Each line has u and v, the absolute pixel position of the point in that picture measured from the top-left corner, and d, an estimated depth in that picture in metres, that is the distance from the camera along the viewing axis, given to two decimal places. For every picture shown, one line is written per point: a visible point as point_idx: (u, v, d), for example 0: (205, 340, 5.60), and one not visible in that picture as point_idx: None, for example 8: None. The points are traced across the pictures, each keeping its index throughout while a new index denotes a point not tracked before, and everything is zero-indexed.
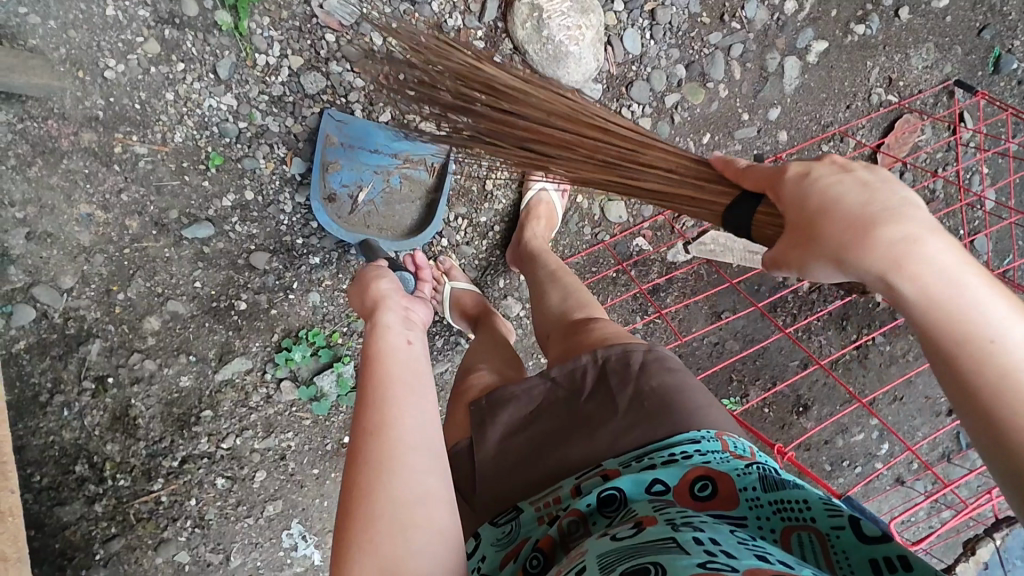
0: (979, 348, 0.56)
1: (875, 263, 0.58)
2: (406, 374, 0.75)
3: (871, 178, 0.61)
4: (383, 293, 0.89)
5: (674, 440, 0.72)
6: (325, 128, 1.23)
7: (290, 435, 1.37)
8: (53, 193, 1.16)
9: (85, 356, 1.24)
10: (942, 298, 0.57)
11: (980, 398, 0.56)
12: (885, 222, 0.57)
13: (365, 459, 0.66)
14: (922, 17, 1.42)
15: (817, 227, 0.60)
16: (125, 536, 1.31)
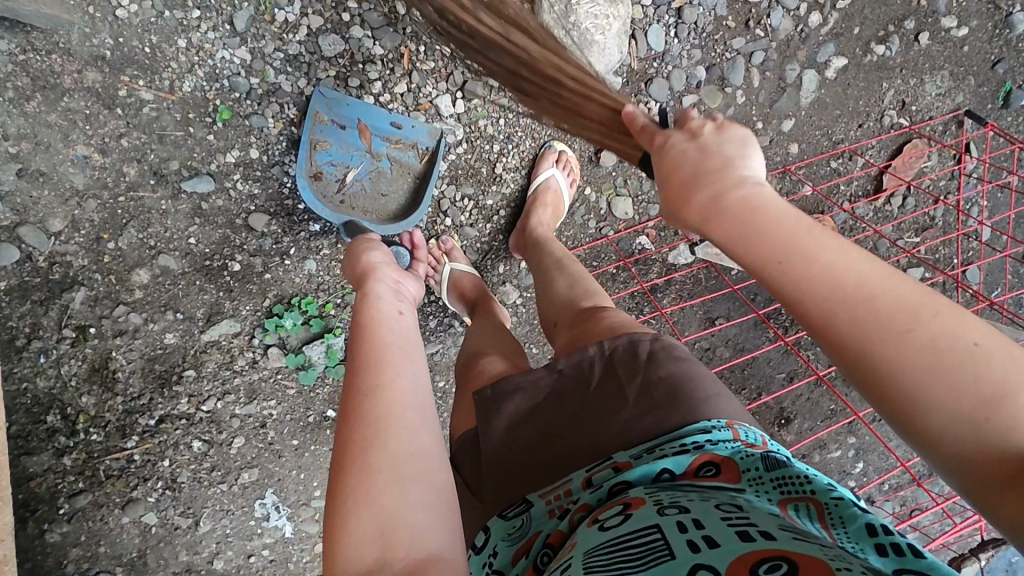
0: (861, 312, 0.52)
1: (746, 240, 0.58)
2: (401, 341, 0.74)
3: (719, 144, 0.64)
4: (374, 267, 0.87)
5: (685, 430, 0.70)
6: (314, 105, 1.20)
7: (273, 403, 1.35)
8: (50, 130, 1.11)
9: (67, 304, 1.20)
10: (798, 253, 0.55)
11: (878, 361, 0.51)
12: (723, 183, 0.60)
13: (360, 417, 0.64)
14: (940, 44, 1.43)
15: (674, 189, 0.64)
16: (93, 492, 1.27)
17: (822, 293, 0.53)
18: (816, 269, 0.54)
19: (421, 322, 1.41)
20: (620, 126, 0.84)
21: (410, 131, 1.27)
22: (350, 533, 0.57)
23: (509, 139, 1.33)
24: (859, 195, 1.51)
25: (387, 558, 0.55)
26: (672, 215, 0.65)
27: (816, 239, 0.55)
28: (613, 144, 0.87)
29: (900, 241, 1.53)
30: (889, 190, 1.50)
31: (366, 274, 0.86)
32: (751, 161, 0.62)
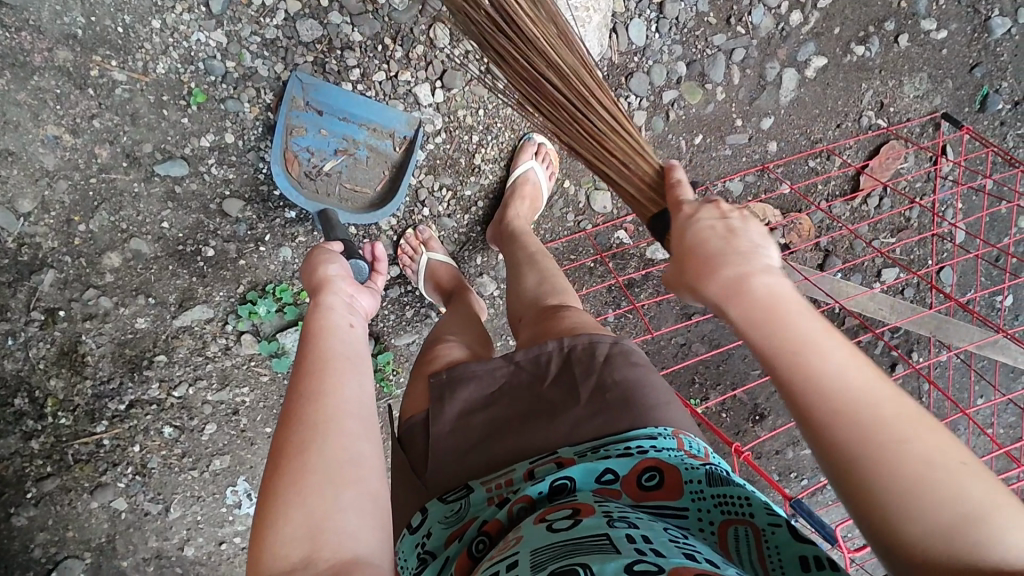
0: (837, 395, 0.54)
1: (758, 316, 0.60)
2: (348, 349, 0.74)
3: (737, 227, 0.68)
4: (329, 277, 0.86)
5: (631, 434, 0.74)
6: (290, 90, 1.19)
7: (245, 390, 1.34)
8: (19, 109, 1.10)
9: (37, 286, 1.18)
10: (790, 332, 0.58)
11: (835, 440, 0.53)
12: (749, 269, 0.63)
13: (301, 419, 0.64)
14: (920, 46, 1.44)
15: (687, 259, 0.68)
16: (60, 477, 1.26)
17: (818, 387, 0.55)
18: (825, 373, 0.55)
19: (397, 312, 1.40)
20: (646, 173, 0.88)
21: (387, 120, 1.26)
22: (278, 533, 0.57)
23: (488, 131, 1.33)
24: (836, 194, 1.52)
25: (314, 559, 0.56)
26: (682, 283, 0.69)
27: (830, 357, 0.56)
28: (636, 196, 0.89)
29: (875, 241, 1.55)
30: (866, 190, 1.51)
31: (320, 284, 0.85)
32: (764, 245, 0.67)
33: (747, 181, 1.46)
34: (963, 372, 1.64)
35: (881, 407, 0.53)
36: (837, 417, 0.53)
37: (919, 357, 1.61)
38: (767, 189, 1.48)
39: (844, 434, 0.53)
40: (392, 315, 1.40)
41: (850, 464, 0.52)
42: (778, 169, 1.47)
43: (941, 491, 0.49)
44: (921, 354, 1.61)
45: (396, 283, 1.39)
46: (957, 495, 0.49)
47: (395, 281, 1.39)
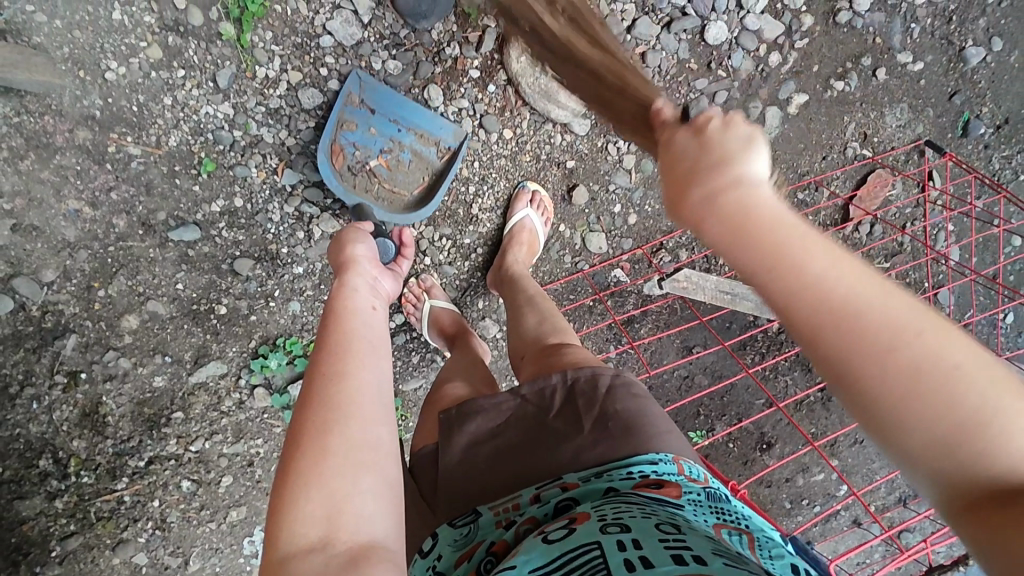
0: (849, 318, 0.43)
1: (748, 250, 0.46)
2: (367, 332, 0.79)
3: (718, 135, 0.51)
4: (355, 259, 0.92)
5: (633, 459, 0.79)
6: (348, 85, 1.24)
7: (260, 441, 1.38)
8: (43, 187, 1.17)
9: (59, 350, 1.24)
10: (780, 258, 0.45)
11: (872, 392, 0.42)
12: (723, 174, 0.49)
13: (321, 397, 0.68)
14: (898, 78, 1.49)
15: (681, 182, 0.51)
16: (83, 534, 1.30)
17: (831, 332, 0.43)
18: (827, 293, 0.43)
19: (404, 359, 1.45)
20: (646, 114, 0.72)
21: (436, 129, 1.30)
22: (294, 506, 0.60)
23: (484, 181, 1.39)
24: (827, 224, 1.56)
25: (332, 540, 0.59)
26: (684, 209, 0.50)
27: (826, 272, 0.44)
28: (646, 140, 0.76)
29: None
30: (855, 220, 1.55)
31: (346, 265, 0.90)
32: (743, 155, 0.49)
33: None
34: None
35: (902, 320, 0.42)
36: (837, 330, 0.43)
37: None
38: None
39: (878, 374, 0.42)
40: (399, 362, 1.44)
41: (866, 397, 0.43)
42: None
43: (955, 415, 0.41)
44: None
45: (402, 330, 1.44)
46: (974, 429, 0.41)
47: (400, 329, 1.43)
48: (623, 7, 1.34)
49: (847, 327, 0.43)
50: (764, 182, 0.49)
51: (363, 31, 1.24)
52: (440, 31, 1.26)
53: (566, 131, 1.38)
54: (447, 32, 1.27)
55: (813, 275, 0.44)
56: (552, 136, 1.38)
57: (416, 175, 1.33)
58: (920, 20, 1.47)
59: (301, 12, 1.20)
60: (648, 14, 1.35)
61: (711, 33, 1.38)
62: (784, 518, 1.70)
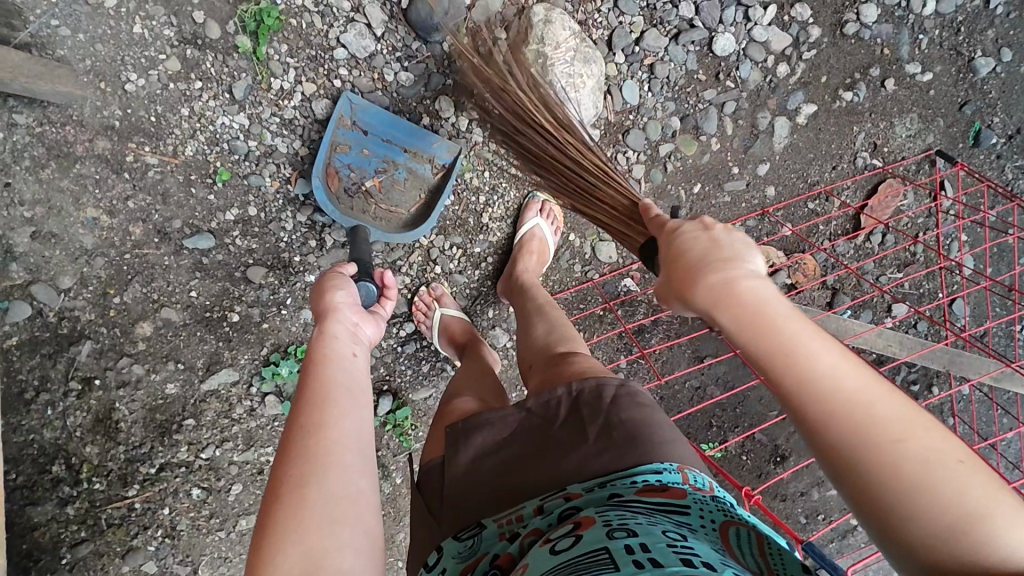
0: (825, 393, 0.59)
1: (743, 321, 0.65)
2: (346, 384, 0.83)
3: (719, 236, 0.75)
4: (337, 305, 0.96)
5: (637, 469, 0.79)
6: (339, 108, 1.26)
7: (270, 449, 1.38)
8: (62, 195, 1.20)
9: (75, 357, 1.26)
10: (774, 329, 0.63)
11: (831, 442, 0.58)
12: (718, 268, 0.69)
13: (299, 456, 0.72)
14: (907, 88, 1.50)
15: (681, 271, 0.73)
16: (93, 542, 1.30)
17: (811, 399, 0.59)
18: (805, 363, 0.60)
19: (414, 367, 1.45)
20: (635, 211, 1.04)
21: (429, 146, 1.32)
22: (272, 566, 0.64)
23: (494, 191, 1.40)
24: (839, 233, 1.55)
25: None
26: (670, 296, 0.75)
27: (824, 359, 0.60)
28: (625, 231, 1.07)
29: (882, 277, 1.57)
30: (867, 229, 1.54)
31: (326, 313, 0.94)
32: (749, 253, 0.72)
33: (748, 226, 1.50)
34: (986, 405, 1.63)
35: (882, 411, 0.57)
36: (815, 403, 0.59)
37: (939, 390, 1.61)
38: (769, 233, 1.52)
39: (846, 439, 0.57)
40: (409, 371, 1.44)
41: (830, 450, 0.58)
42: (778, 213, 1.51)
43: (915, 482, 0.54)
44: (941, 388, 1.60)
45: (412, 339, 1.44)
46: (950, 505, 0.52)
47: (410, 337, 1.44)
48: (632, 19, 1.36)
49: (818, 393, 0.59)
50: (766, 279, 0.68)
51: (376, 43, 1.27)
52: (451, 43, 1.29)
53: None
54: None
55: (795, 347, 0.61)
56: None
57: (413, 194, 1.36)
58: (927, 31, 1.48)
59: (316, 26, 1.23)
60: (656, 26, 1.37)
61: (719, 44, 1.40)
62: (799, 533, 1.68)
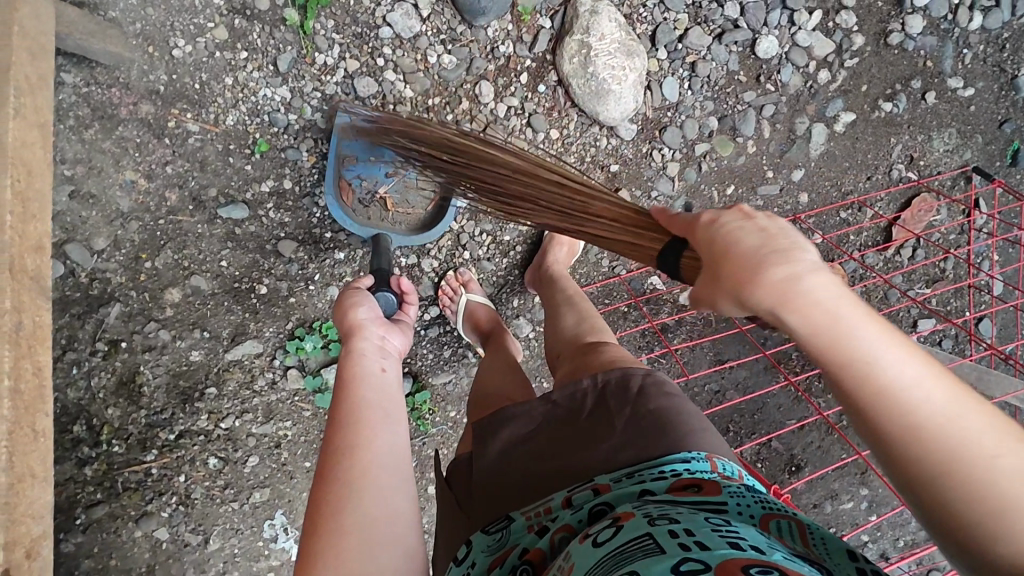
0: (901, 410, 0.56)
1: (810, 327, 0.58)
2: (378, 400, 0.81)
3: (766, 222, 0.61)
4: (360, 323, 0.90)
5: (665, 457, 0.77)
6: (338, 123, 1.21)
7: (288, 424, 1.38)
8: (103, 156, 1.21)
9: (103, 318, 1.26)
10: (840, 337, 0.57)
11: (906, 457, 0.56)
12: (781, 261, 0.58)
13: (334, 478, 0.72)
14: (947, 102, 1.48)
15: (725, 265, 0.60)
16: (109, 504, 1.31)
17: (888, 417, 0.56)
18: (874, 374, 0.56)
19: (436, 352, 1.45)
20: (628, 215, 0.85)
21: None
22: None
23: None
24: (869, 244, 1.54)
25: None
26: (709, 293, 0.63)
27: (890, 368, 0.56)
28: (632, 242, 0.83)
29: (911, 291, 1.56)
30: (899, 241, 1.53)
31: (350, 331, 0.89)
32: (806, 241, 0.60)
33: None
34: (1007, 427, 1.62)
35: (962, 427, 0.55)
36: (886, 418, 0.57)
37: None
38: None
39: (929, 459, 0.55)
40: (431, 355, 1.44)
41: (904, 464, 0.57)
42: (810, 219, 1.50)
43: (1002, 509, 0.52)
44: None
45: (436, 323, 1.44)
46: None
47: (434, 321, 1.43)
48: (677, 16, 1.36)
49: (880, 402, 0.57)
50: (828, 272, 0.58)
51: (421, 24, 1.27)
52: (496, 29, 1.29)
53: (613, 134, 1.38)
54: (503, 31, 1.30)
55: (862, 355, 0.57)
56: (599, 139, 1.38)
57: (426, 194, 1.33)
58: (971, 46, 1.46)
59: (363, 3, 1.24)
60: (700, 25, 1.37)
61: (762, 46, 1.39)
62: None
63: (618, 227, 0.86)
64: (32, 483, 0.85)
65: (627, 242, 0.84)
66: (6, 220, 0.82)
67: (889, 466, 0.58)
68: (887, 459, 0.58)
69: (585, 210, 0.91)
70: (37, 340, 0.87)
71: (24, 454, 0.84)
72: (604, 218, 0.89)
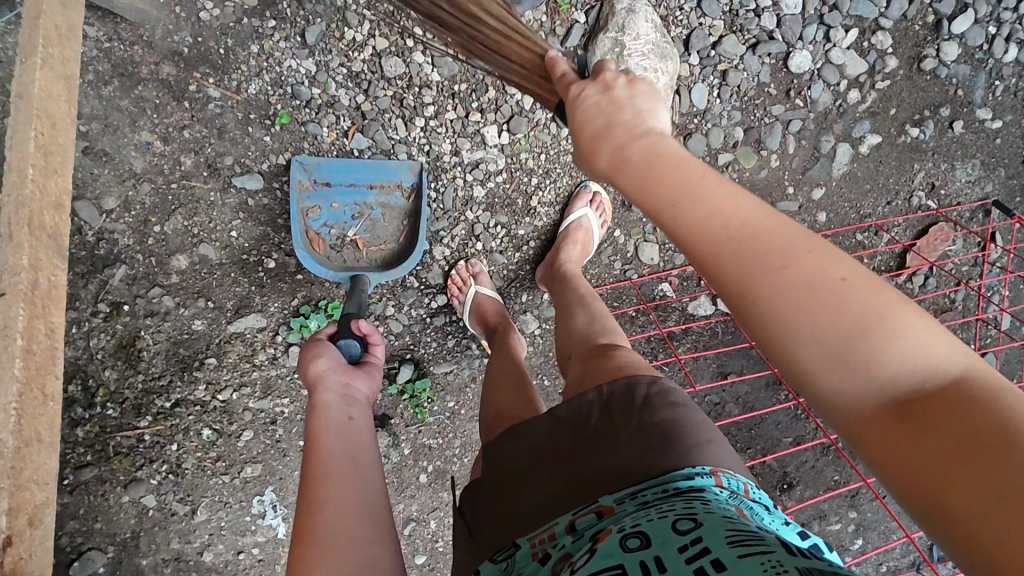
0: (749, 271, 0.54)
1: (653, 191, 0.60)
2: (345, 451, 0.80)
3: (620, 92, 0.69)
4: (321, 375, 0.90)
5: (668, 475, 0.67)
6: (295, 174, 1.26)
7: (286, 400, 1.37)
8: (120, 114, 1.19)
9: (107, 280, 1.25)
10: (680, 198, 0.58)
11: (770, 327, 0.54)
12: (625, 130, 0.65)
13: (306, 540, 0.70)
14: (974, 133, 1.47)
15: (591, 142, 0.68)
16: (98, 467, 1.30)
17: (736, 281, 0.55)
18: (717, 234, 0.56)
19: (439, 341, 1.43)
20: (542, 69, 0.89)
21: (392, 174, 1.31)
22: None
23: (547, 175, 1.37)
24: (881, 269, 1.54)
25: None
26: (585, 165, 0.70)
27: (740, 228, 0.55)
28: (539, 91, 0.92)
29: None
30: (912, 268, 1.53)
31: (313, 387, 0.89)
32: (653, 108, 0.67)
33: None
34: None
35: (822, 283, 0.52)
36: (743, 286, 0.54)
37: None
38: None
39: (784, 325, 0.53)
40: (434, 344, 1.43)
41: (771, 340, 0.54)
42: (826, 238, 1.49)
43: (873, 368, 0.50)
44: None
45: (441, 312, 1.42)
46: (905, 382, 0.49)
47: (440, 310, 1.42)
48: (713, 22, 1.34)
49: (727, 266, 0.55)
50: (668, 136, 0.64)
51: None
52: (530, 19, 1.27)
53: None
54: (536, 21, 1.27)
55: (714, 221, 0.56)
56: None
57: (395, 225, 1.35)
58: (1005, 78, 1.45)
59: None
60: (736, 33, 1.35)
61: (796, 60, 1.38)
62: None
63: (527, 73, 0.91)
64: (37, 449, 0.79)
65: (531, 86, 0.92)
66: (26, 175, 0.80)
67: (762, 348, 0.56)
68: (757, 340, 0.56)
69: (501, 51, 0.92)
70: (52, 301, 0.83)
71: (33, 416, 0.78)
72: (516, 60, 0.91)
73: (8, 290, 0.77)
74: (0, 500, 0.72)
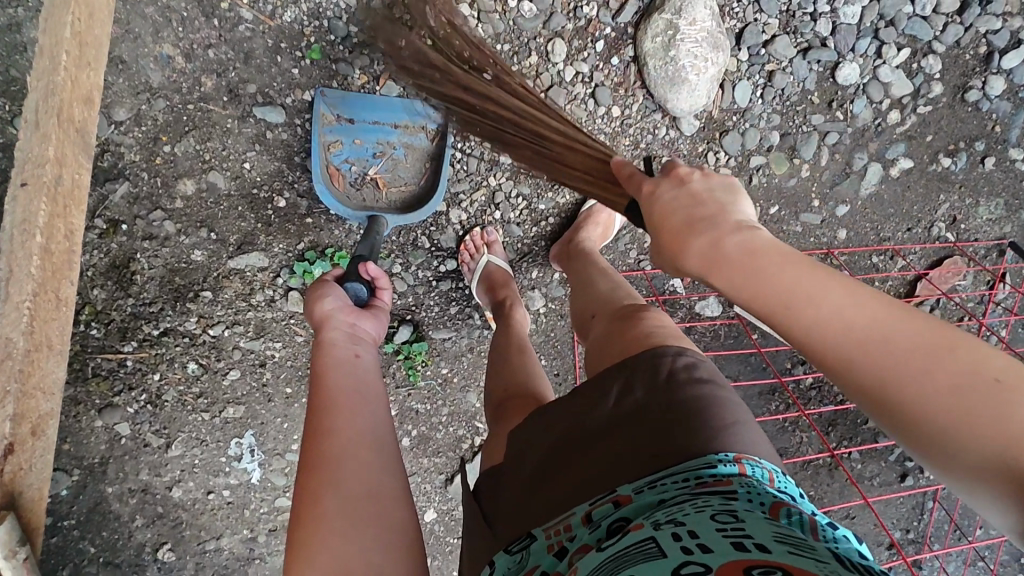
0: (838, 341, 0.58)
1: (738, 284, 0.64)
2: (351, 382, 0.77)
3: (695, 185, 0.71)
4: (327, 313, 0.86)
5: (688, 461, 0.65)
6: (318, 108, 1.20)
7: (278, 344, 1.32)
8: (143, 22, 1.13)
9: (107, 195, 1.19)
10: (764, 288, 0.62)
11: (868, 392, 0.57)
12: (702, 229, 0.67)
13: (309, 467, 0.68)
14: (1003, 172, 1.45)
15: (662, 237, 0.71)
16: (75, 387, 1.26)
17: (820, 354, 0.59)
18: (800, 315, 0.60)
19: (442, 307, 1.40)
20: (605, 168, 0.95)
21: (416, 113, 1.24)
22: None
23: None
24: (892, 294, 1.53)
25: None
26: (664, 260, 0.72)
27: (818, 309, 0.59)
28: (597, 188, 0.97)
29: None
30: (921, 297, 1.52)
31: (318, 326, 0.85)
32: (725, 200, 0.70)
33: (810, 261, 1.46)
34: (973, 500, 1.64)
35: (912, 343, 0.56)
36: (855, 366, 0.58)
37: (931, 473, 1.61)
38: None
39: (863, 379, 0.57)
40: (436, 309, 1.39)
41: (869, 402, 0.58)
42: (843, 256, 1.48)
43: (956, 412, 0.53)
44: None
45: (449, 277, 1.38)
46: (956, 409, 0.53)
47: (448, 275, 1.38)
48: (768, 20, 1.32)
49: (819, 343, 0.59)
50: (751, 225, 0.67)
51: None
52: None
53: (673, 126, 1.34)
54: None
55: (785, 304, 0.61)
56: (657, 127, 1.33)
57: (417, 167, 1.28)
58: None
59: None
60: (788, 34, 1.33)
61: (843, 72, 1.35)
62: None
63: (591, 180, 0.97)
64: (47, 355, 0.97)
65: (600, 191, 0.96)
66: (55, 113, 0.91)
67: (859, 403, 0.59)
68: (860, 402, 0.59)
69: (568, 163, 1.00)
70: (75, 203, 0.99)
71: (45, 322, 0.95)
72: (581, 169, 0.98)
73: (34, 184, 0.91)
74: (9, 405, 0.89)
